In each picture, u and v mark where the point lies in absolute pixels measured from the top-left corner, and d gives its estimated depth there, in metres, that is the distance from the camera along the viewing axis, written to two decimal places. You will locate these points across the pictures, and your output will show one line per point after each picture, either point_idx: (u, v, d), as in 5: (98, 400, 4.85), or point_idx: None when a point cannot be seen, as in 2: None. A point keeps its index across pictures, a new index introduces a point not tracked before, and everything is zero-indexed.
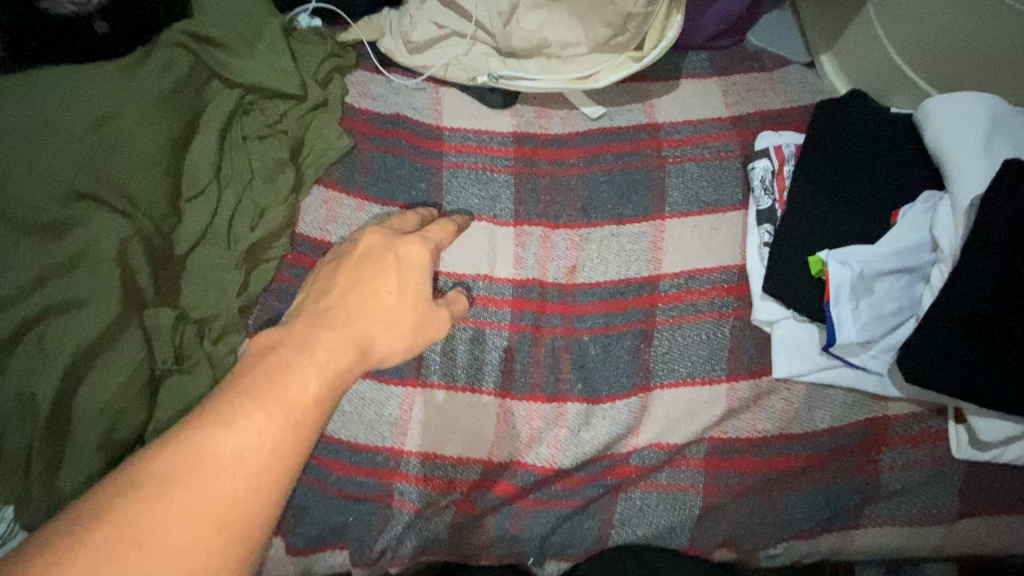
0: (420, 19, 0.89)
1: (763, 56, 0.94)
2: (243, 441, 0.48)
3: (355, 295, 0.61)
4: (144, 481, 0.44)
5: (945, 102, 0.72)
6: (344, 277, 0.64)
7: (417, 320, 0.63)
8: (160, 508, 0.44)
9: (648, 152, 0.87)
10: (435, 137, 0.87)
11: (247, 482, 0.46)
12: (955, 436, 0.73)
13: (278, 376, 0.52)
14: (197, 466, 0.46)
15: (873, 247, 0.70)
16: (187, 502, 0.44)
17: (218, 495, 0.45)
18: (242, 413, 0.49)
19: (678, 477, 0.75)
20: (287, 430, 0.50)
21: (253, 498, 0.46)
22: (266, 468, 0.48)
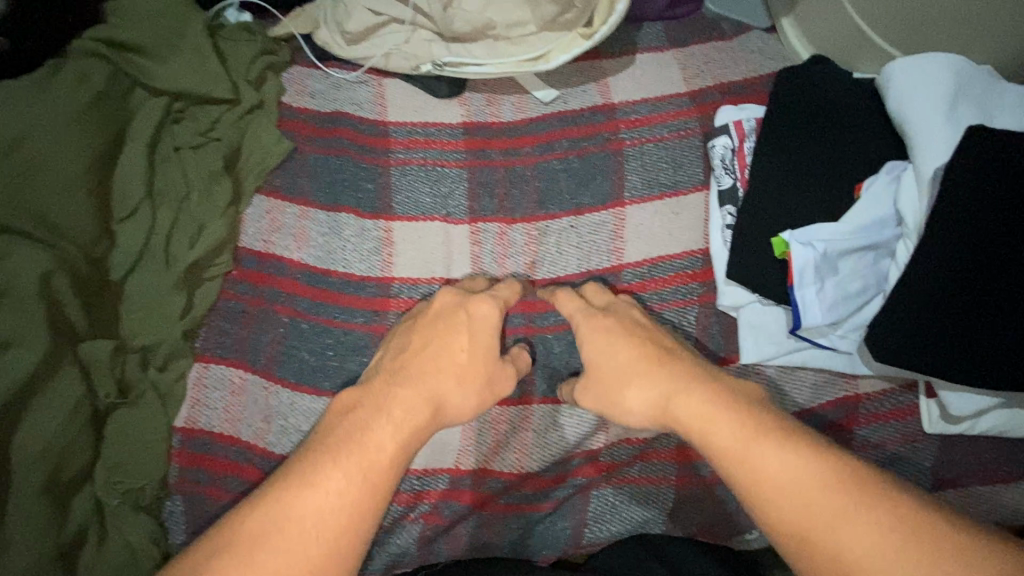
0: (355, 7, 0.83)
1: (722, 24, 0.89)
2: (331, 492, 0.54)
3: (426, 360, 0.66)
4: (237, 538, 0.52)
5: (910, 63, 0.67)
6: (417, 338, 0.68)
7: (485, 383, 0.68)
8: (254, 560, 0.50)
9: (604, 136, 0.83)
10: (381, 134, 0.83)
11: (325, 537, 0.52)
12: (926, 410, 0.72)
13: (360, 425, 0.59)
14: (289, 522, 0.52)
15: (837, 224, 0.67)
16: (292, 537, 0.51)
17: (299, 554, 0.51)
18: (323, 470, 0.55)
19: (650, 470, 0.74)
20: (361, 481, 0.55)
21: (343, 528, 0.53)
22: (358, 502, 0.54)
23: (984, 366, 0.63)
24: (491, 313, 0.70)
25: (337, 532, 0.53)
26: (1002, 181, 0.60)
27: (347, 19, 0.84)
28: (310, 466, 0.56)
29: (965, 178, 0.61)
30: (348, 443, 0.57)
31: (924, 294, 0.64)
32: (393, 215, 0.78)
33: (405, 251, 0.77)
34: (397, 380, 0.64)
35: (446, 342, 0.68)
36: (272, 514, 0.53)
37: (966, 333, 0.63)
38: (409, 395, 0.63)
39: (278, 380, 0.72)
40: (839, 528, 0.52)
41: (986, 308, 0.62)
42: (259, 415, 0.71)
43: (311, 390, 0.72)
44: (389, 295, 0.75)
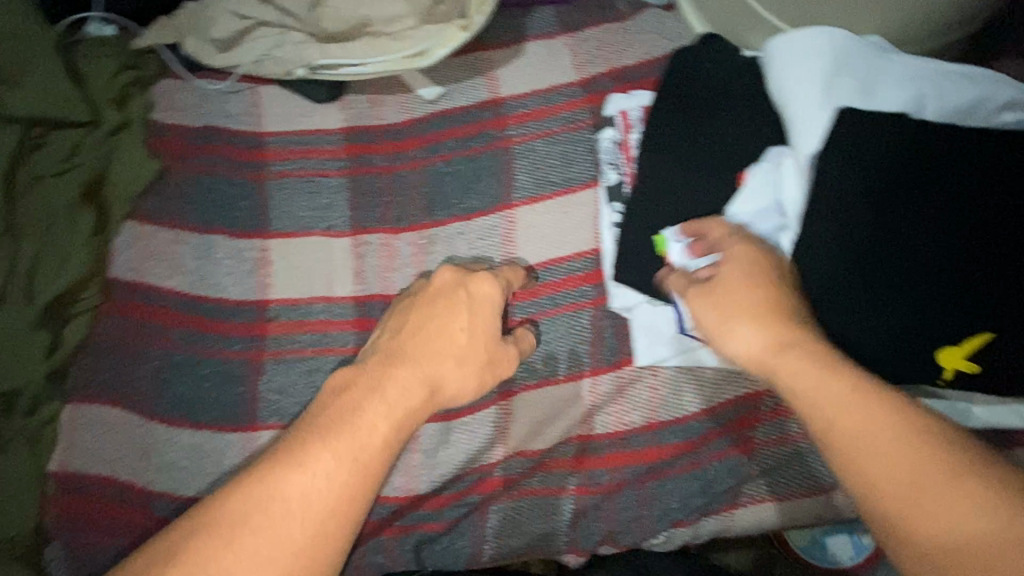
0: (218, 12, 0.78)
1: (617, 2, 0.84)
2: (318, 479, 0.50)
3: (428, 340, 0.62)
4: (221, 521, 0.49)
5: (790, 42, 0.63)
6: (422, 317, 0.64)
7: (488, 366, 0.65)
8: (230, 549, 0.48)
9: (492, 134, 0.79)
10: (255, 147, 0.79)
11: (310, 529, 0.49)
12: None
13: (349, 407, 0.55)
14: (271, 508, 0.49)
15: (717, 219, 0.64)
16: (285, 522, 0.49)
17: (281, 545, 0.48)
18: (314, 453, 0.51)
19: (550, 481, 0.72)
20: (355, 471, 0.52)
21: (329, 518, 0.50)
22: (346, 488, 0.51)
23: (879, 355, 0.59)
24: (494, 295, 0.67)
25: (327, 519, 0.50)
26: (873, 158, 0.58)
27: (212, 26, 0.79)
28: (300, 448, 0.52)
29: (838, 156, 0.58)
30: (336, 428, 0.53)
31: (813, 282, 0.60)
32: (270, 233, 0.75)
33: (283, 271, 0.74)
34: (403, 362, 0.60)
35: (455, 321, 0.64)
36: (260, 499, 0.49)
37: (858, 323, 0.59)
38: (410, 376, 0.59)
39: (157, 415, 0.70)
40: (910, 506, 0.40)
41: (874, 293, 0.59)
42: (137, 451, 0.69)
43: (189, 423, 0.70)
44: (267, 317, 0.73)
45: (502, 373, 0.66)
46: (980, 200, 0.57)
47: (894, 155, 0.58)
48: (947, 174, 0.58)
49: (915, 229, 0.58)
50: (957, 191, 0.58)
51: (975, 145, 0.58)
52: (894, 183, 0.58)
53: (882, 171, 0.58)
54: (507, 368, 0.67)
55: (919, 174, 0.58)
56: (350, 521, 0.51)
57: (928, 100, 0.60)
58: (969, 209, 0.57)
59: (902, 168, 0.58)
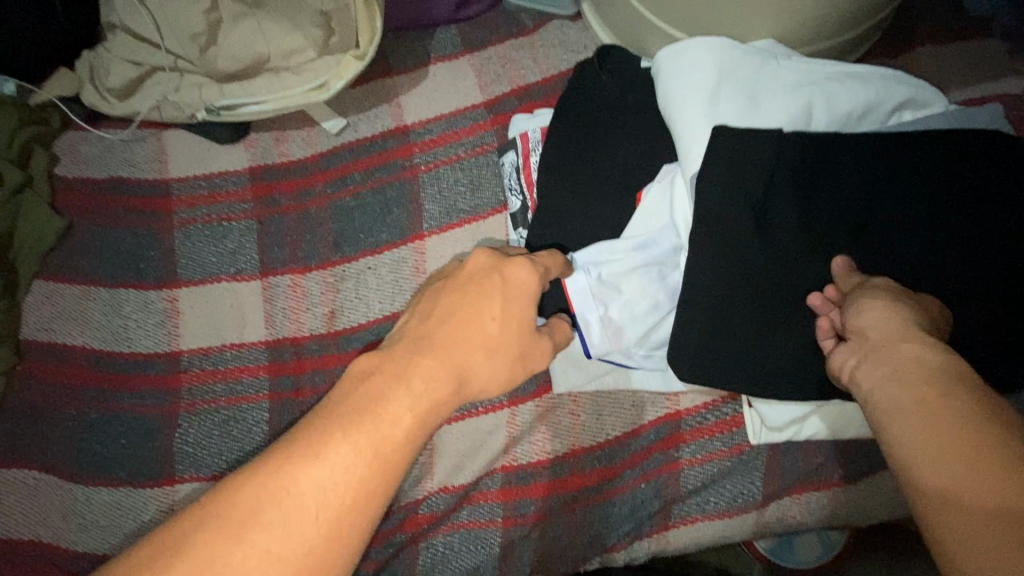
0: (114, 62, 0.78)
1: (522, 16, 0.82)
2: (334, 473, 0.38)
3: (468, 326, 0.47)
4: (222, 516, 0.36)
5: (673, 55, 0.60)
6: (455, 299, 0.48)
7: (529, 361, 0.51)
8: (230, 555, 0.35)
9: (398, 163, 0.77)
10: (161, 194, 0.78)
11: (325, 531, 0.37)
12: (753, 422, 0.67)
13: (382, 394, 0.41)
14: (282, 503, 0.36)
15: (612, 242, 0.62)
16: (289, 523, 0.36)
17: (293, 547, 0.36)
18: (331, 442, 0.38)
19: (476, 514, 0.71)
20: (379, 471, 0.39)
21: (342, 526, 0.37)
22: (369, 489, 0.38)
23: (789, 370, 0.57)
24: (527, 277, 0.51)
25: (347, 526, 0.37)
26: (762, 166, 0.56)
27: (108, 76, 0.78)
28: (316, 436, 0.39)
29: (727, 168, 0.56)
30: (360, 414, 0.40)
31: (717, 300, 0.57)
32: (178, 281, 0.75)
33: (194, 319, 0.73)
34: (438, 354, 0.45)
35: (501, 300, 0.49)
36: (260, 489, 0.37)
37: (764, 338, 0.57)
38: (444, 368, 0.44)
39: (74, 476, 0.69)
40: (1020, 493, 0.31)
41: (777, 305, 0.56)
42: (53, 515, 0.68)
43: (105, 481, 0.69)
44: (179, 368, 0.72)
45: (533, 370, 0.51)
46: (876, 200, 0.56)
47: (783, 160, 0.56)
48: (839, 176, 0.56)
49: (813, 236, 0.56)
50: (851, 192, 0.56)
51: (866, 144, 0.57)
52: (786, 189, 0.56)
53: (771, 179, 0.56)
54: (540, 364, 0.52)
55: (810, 179, 0.56)
56: (365, 530, 0.38)
57: (818, 102, 0.58)
58: (868, 209, 0.56)
59: (792, 174, 0.56)
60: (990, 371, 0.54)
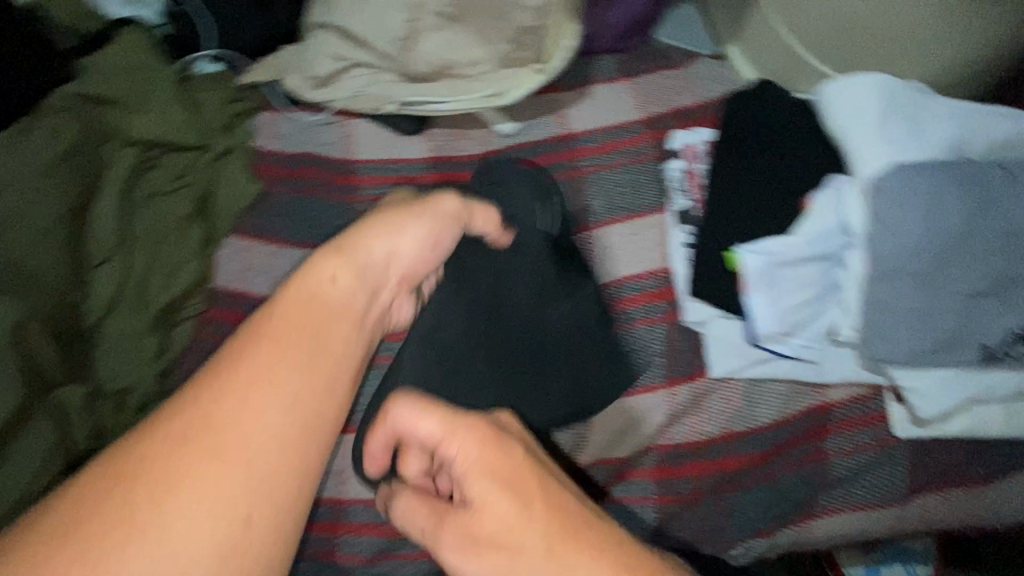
0: (318, 54, 0.87)
1: (672, 52, 0.93)
2: (269, 425, 0.47)
3: (316, 282, 0.56)
4: (154, 448, 0.44)
5: (843, 86, 0.71)
6: (285, 296, 0.54)
7: (395, 243, 0.64)
8: (182, 489, 0.43)
9: (563, 165, 0.86)
10: (349, 172, 0.86)
11: (262, 472, 0.45)
12: (894, 410, 0.73)
13: (277, 340, 0.51)
14: (210, 442, 0.45)
15: (790, 237, 0.70)
16: (203, 484, 0.43)
17: (213, 497, 0.43)
18: (222, 397, 0.47)
19: (630, 489, 0.76)
20: (311, 416, 0.49)
21: (281, 459, 0.46)
22: (314, 421, 0.49)
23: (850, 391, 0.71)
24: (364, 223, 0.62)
25: (290, 454, 0.47)
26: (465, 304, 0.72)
27: (312, 66, 0.87)
28: (186, 409, 0.46)
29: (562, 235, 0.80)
30: (251, 374, 0.48)
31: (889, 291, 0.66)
32: None
33: None
34: (290, 305, 0.54)
35: (374, 230, 0.63)
36: (153, 494, 0.42)
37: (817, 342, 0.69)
38: (347, 298, 0.57)
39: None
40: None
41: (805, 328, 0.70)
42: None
43: None
44: None
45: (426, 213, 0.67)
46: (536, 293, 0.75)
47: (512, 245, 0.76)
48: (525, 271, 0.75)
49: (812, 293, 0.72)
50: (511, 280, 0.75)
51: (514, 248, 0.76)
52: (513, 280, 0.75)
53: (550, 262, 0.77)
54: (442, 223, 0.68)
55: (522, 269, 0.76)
56: (305, 476, 0.48)
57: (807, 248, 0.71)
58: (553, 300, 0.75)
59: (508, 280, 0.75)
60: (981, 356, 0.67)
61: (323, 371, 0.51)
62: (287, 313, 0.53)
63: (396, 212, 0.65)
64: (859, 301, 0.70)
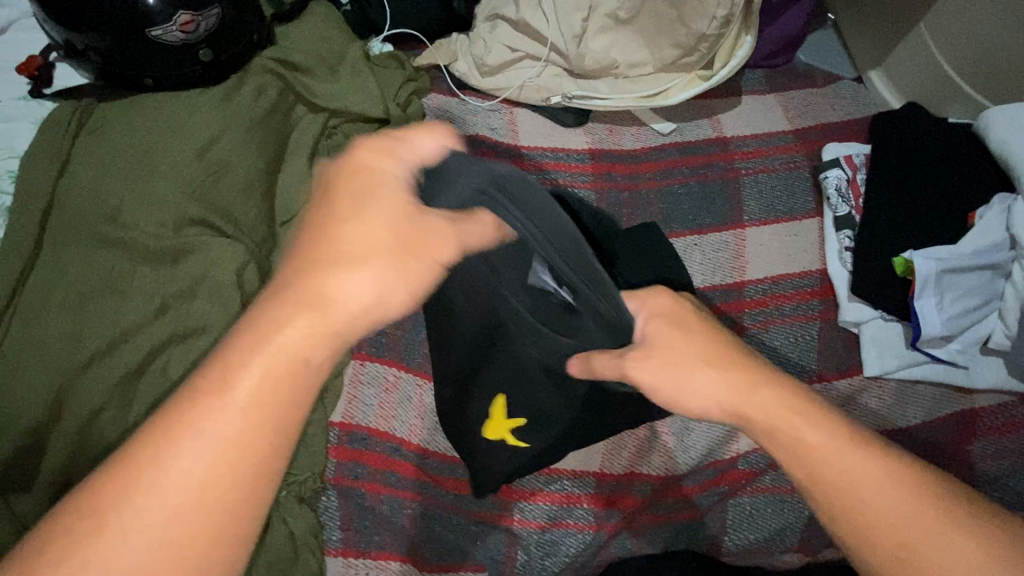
0: (493, 44, 0.92)
1: (814, 73, 0.99)
2: (188, 481, 0.32)
3: (269, 324, 0.35)
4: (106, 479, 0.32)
5: (1009, 113, 0.78)
6: (239, 334, 0.35)
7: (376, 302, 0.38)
8: (112, 544, 0.31)
9: (720, 165, 0.90)
10: (514, 156, 0.90)
11: (214, 510, 0.33)
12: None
13: (226, 384, 0.34)
14: (143, 484, 0.32)
15: (956, 247, 0.76)
16: (139, 535, 0.31)
17: (151, 536, 0.32)
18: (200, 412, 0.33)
19: (782, 480, 0.76)
20: (249, 433, 0.34)
21: (218, 500, 0.33)
22: (238, 467, 0.33)
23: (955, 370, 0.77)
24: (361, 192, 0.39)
25: (201, 526, 0.32)
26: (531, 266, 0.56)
27: (485, 54, 0.92)
28: (142, 441, 0.33)
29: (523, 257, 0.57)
30: (187, 420, 0.33)
31: None
32: None
33: None
34: (237, 353, 0.34)
35: (358, 261, 0.37)
36: (87, 539, 0.31)
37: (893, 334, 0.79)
38: (298, 345, 0.35)
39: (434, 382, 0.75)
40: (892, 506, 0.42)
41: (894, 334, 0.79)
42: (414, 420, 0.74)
43: None
44: None
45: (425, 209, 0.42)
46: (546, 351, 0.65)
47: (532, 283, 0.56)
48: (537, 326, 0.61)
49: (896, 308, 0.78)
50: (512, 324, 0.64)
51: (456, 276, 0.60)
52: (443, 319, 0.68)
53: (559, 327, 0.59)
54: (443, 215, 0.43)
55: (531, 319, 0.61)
56: (261, 508, 0.34)
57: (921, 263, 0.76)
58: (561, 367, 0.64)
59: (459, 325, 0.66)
60: None
61: (264, 443, 0.34)
62: (267, 363, 0.34)
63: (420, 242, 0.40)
64: (1019, 312, 0.74)
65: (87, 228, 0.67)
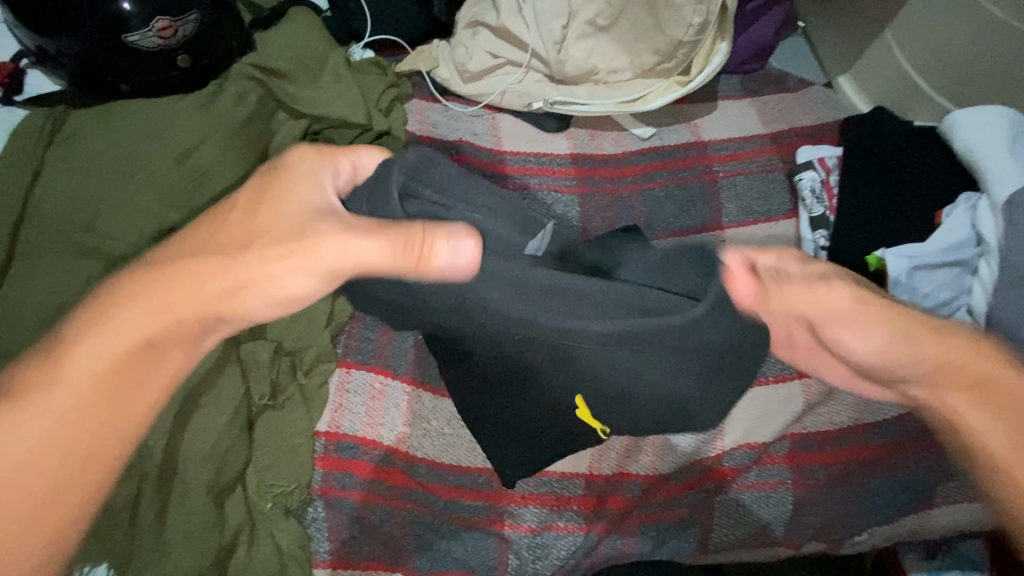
0: (475, 50, 0.92)
1: (787, 78, 1.02)
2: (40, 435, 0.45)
3: (113, 313, 0.47)
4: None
5: (971, 115, 0.81)
6: (87, 322, 0.47)
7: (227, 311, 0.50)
8: None
9: (699, 168, 0.92)
10: (498, 161, 0.91)
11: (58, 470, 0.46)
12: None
13: (85, 364, 0.46)
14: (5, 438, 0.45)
15: (925, 244, 0.78)
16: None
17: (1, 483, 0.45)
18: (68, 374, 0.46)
19: (767, 475, 0.78)
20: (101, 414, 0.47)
21: (52, 470, 0.46)
22: (81, 445, 0.46)
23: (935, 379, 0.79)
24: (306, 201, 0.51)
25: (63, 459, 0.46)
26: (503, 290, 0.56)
27: (467, 60, 0.92)
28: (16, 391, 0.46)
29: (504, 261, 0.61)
30: (51, 387, 0.46)
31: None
32: None
33: None
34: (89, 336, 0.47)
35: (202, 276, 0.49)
36: None
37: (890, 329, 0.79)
38: (157, 337, 0.48)
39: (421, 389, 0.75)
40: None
41: None
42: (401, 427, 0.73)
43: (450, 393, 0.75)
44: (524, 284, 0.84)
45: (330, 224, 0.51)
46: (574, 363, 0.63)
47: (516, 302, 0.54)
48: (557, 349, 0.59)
49: None
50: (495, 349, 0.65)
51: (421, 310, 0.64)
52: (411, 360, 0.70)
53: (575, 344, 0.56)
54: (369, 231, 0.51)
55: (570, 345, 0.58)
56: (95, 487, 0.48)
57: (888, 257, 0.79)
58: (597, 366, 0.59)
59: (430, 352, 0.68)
60: None
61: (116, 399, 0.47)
62: (127, 360, 0.47)
63: (277, 242, 0.49)
64: (987, 307, 0.77)
65: (62, 235, 0.65)
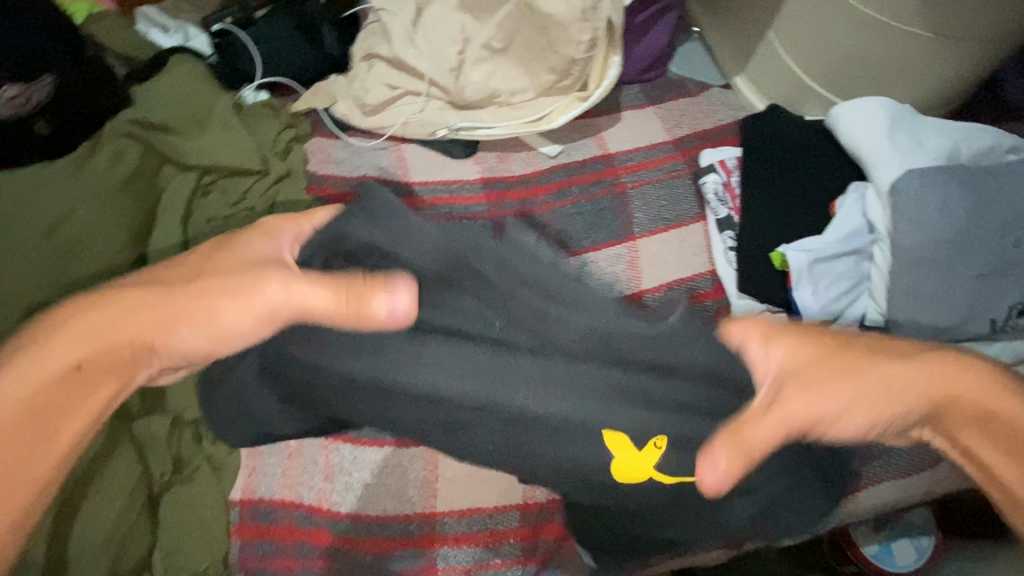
0: (371, 83, 0.91)
1: (687, 83, 1.04)
2: None
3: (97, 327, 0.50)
4: None
5: (851, 107, 0.85)
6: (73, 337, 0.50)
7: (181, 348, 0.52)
8: None
9: (608, 181, 0.92)
10: (407, 194, 0.89)
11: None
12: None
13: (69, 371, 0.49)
14: None
15: (822, 237, 0.81)
16: None
17: None
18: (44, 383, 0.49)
19: None
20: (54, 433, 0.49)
21: None
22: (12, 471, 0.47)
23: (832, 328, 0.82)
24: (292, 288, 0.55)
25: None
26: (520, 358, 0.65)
27: (365, 94, 0.91)
28: None
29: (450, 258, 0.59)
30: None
31: (921, 278, 0.76)
32: None
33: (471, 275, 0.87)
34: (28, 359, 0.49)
35: (171, 309, 0.51)
36: None
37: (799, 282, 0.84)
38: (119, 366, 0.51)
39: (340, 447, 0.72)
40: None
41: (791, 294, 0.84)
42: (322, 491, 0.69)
43: (370, 442, 0.73)
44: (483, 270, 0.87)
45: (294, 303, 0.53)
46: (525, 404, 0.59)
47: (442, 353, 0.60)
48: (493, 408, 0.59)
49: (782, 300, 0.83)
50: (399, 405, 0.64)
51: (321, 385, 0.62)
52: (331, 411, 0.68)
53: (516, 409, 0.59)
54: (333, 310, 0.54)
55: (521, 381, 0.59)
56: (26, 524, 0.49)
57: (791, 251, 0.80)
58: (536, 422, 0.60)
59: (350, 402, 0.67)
60: (939, 318, 0.76)
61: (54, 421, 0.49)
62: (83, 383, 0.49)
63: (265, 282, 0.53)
64: (885, 291, 0.80)
65: None
